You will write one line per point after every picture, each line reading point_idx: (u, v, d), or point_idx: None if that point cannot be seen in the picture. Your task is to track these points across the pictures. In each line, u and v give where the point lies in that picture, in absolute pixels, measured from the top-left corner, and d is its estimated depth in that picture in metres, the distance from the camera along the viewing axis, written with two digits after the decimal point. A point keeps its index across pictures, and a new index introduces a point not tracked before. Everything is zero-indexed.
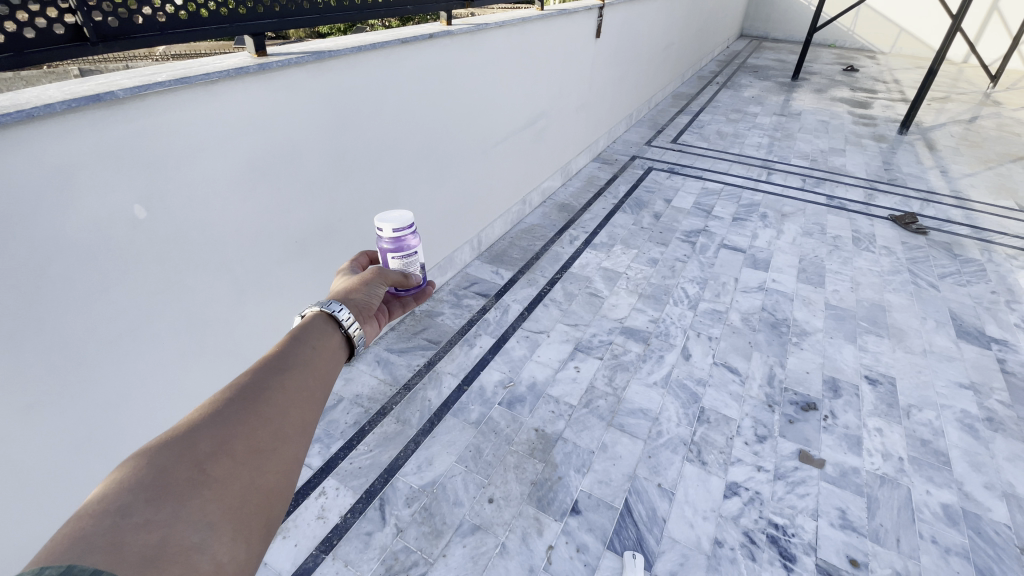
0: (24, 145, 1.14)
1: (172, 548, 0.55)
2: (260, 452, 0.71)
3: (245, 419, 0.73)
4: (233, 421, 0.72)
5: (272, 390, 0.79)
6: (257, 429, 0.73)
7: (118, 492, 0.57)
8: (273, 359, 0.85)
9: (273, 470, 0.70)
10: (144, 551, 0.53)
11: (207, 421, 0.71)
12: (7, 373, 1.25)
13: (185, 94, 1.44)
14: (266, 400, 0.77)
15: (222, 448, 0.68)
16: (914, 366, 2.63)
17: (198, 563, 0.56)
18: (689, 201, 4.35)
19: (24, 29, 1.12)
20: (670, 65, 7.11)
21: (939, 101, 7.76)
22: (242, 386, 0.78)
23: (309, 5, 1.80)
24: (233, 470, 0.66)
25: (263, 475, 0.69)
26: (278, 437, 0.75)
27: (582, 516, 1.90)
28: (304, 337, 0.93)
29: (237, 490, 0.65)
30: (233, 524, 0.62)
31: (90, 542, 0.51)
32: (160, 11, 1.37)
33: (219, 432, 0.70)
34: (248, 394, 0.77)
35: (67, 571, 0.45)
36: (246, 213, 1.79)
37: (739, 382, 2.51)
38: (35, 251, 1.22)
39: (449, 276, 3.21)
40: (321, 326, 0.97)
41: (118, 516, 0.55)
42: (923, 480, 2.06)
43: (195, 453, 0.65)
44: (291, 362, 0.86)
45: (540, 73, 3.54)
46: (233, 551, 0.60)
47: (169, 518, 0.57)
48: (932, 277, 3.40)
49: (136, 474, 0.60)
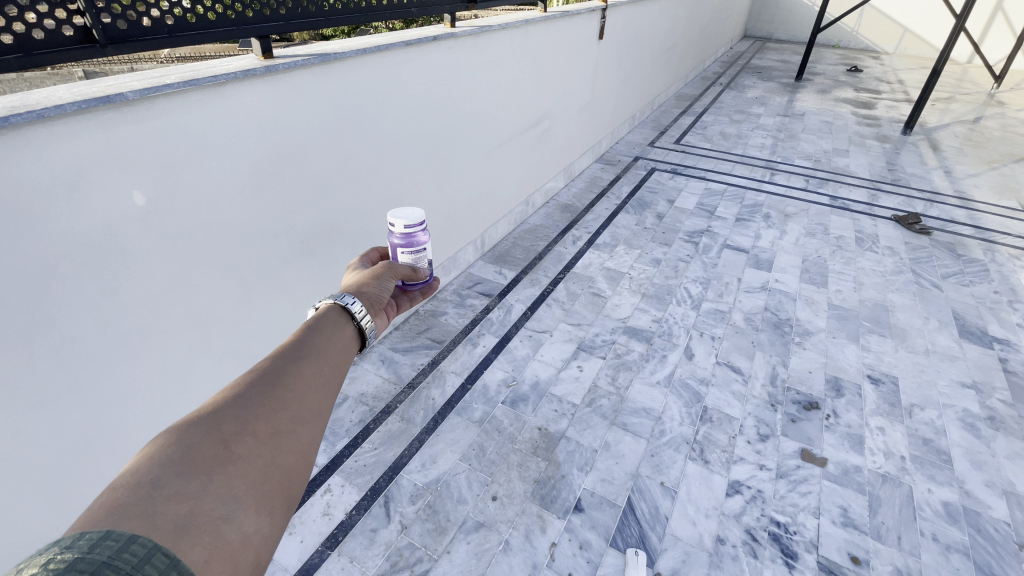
0: (37, 146, 1.17)
1: (201, 518, 0.57)
2: (281, 433, 0.73)
3: (266, 402, 0.76)
4: (255, 404, 0.75)
5: (291, 375, 0.82)
6: (278, 412, 0.75)
7: (150, 466, 0.60)
8: (291, 347, 0.88)
9: (294, 450, 0.73)
10: (176, 519, 0.55)
11: (231, 403, 0.73)
12: (18, 369, 1.28)
13: (194, 95, 1.48)
14: (286, 385, 0.80)
15: (246, 428, 0.70)
16: (917, 366, 2.63)
17: (226, 533, 0.58)
18: (692, 201, 4.36)
19: (34, 31, 1.15)
20: (674, 66, 7.12)
21: (943, 101, 7.74)
22: (262, 372, 0.80)
23: (314, 8, 1.83)
24: (257, 449, 0.69)
25: (285, 455, 0.71)
26: (298, 419, 0.77)
27: (584, 514, 1.91)
28: (321, 327, 0.95)
29: (260, 468, 0.67)
30: (258, 498, 0.64)
31: (126, 510, 0.53)
32: (167, 13, 1.40)
33: (242, 414, 0.72)
34: (269, 379, 0.79)
35: (107, 536, 0.48)
36: (255, 212, 1.82)
37: (741, 381, 2.52)
38: (48, 248, 1.26)
39: (453, 276, 3.23)
40: (336, 317, 0.99)
41: (150, 487, 0.57)
42: (925, 479, 2.07)
43: (221, 433, 0.68)
44: (309, 351, 0.89)
45: (543, 74, 3.56)
46: (257, 524, 0.62)
47: (198, 491, 0.60)
48: (935, 277, 3.40)
49: (166, 450, 0.63)
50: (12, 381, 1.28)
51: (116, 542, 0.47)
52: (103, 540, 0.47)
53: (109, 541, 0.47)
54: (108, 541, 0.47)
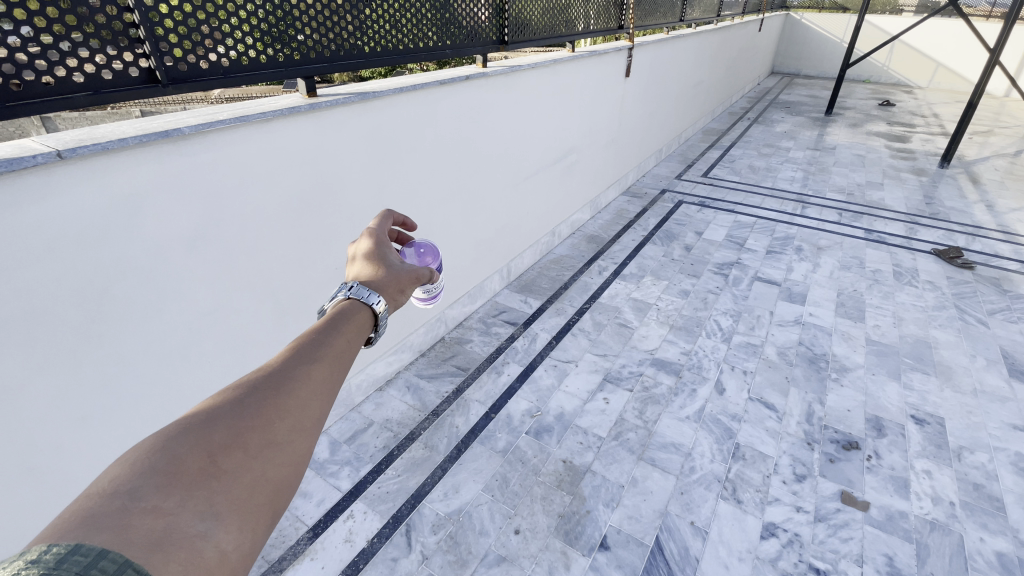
0: (99, 174, 1.26)
1: (175, 536, 0.46)
2: (280, 439, 0.61)
3: (271, 403, 0.64)
4: (253, 409, 0.62)
5: (299, 376, 0.68)
6: (278, 419, 0.63)
7: (125, 477, 0.49)
8: (303, 344, 0.73)
9: (293, 458, 0.61)
10: (147, 535, 0.45)
11: (224, 408, 0.61)
12: (71, 385, 1.36)
13: (242, 132, 1.58)
14: (292, 388, 0.66)
15: (239, 439, 0.59)
16: (964, 407, 2.49)
17: (203, 550, 0.47)
18: (721, 233, 4.33)
19: (103, 71, 1.26)
20: (701, 101, 7.20)
21: (982, 135, 7.57)
22: (266, 372, 0.67)
23: (356, 51, 1.94)
24: (250, 460, 0.58)
25: (281, 468, 0.60)
26: (301, 424, 0.64)
27: (610, 552, 1.84)
28: (339, 325, 0.79)
29: (251, 480, 0.56)
30: (241, 513, 0.53)
31: (95, 523, 0.43)
32: (223, 56, 1.51)
33: (238, 421, 0.60)
34: (272, 381, 0.66)
35: (77, 549, 0.39)
36: (292, 240, 1.90)
37: (775, 418, 2.43)
38: (99, 270, 1.32)
39: (478, 305, 3.27)
40: (358, 316, 0.82)
41: (127, 497, 0.47)
42: (976, 527, 1.93)
43: (210, 441, 0.57)
44: (325, 349, 0.74)
45: (570, 110, 3.65)
46: (242, 542, 0.51)
47: (177, 505, 0.49)
48: (981, 313, 3.25)
49: (144, 458, 0.52)
50: (63, 398, 1.35)
51: (86, 557, 0.39)
52: (69, 555, 0.38)
53: (77, 555, 0.39)
54: (76, 556, 0.38)
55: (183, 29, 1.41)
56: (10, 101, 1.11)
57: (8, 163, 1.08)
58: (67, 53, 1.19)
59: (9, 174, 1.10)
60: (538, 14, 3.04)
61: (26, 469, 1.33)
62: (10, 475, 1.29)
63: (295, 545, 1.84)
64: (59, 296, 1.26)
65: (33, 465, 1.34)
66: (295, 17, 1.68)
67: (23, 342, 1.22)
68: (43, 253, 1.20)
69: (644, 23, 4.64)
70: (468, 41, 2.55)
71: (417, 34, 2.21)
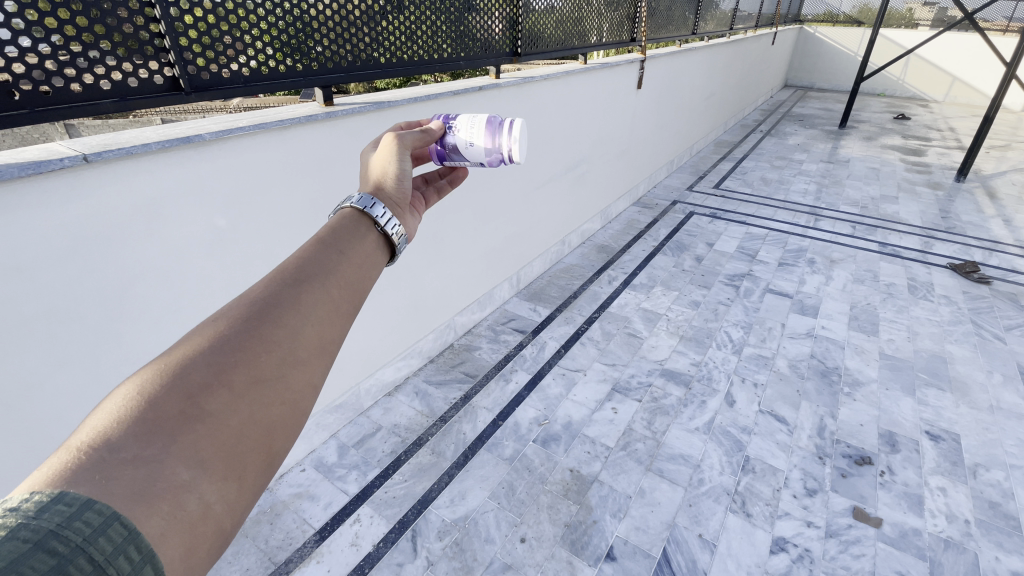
0: (123, 178, 1.30)
1: (159, 486, 0.44)
2: (269, 377, 0.57)
3: (260, 336, 0.59)
4: (238, 342, 0.57)
5: (288, 306, 0.63)
6: (267, 355, 0.58)
7: (103, 426, 0.46)
8: (294, 268, 0.67)
9: (283, 397, 0.57)
10: (129, 488, 0.42)
11: (206, 344, 0.56)
12: (89, 382, 1.39)
13: (259, 138, 1.61)
14: (282, 321, 0.61)
15: (226, 377, 0.54)
16: (980, 423, 2.45)
17: (188, 503, 0.45)
18: (732, 245, 4.31)
19: (128, 79, 1.32)
20: (713, 114, 7.21)
21: (999, 150, 7.48)
22: (253, 300, 0.62)
23: (373, 61, 1.99)
24: (237, 399, 0.53)
25: (273, 412, 0.56)
26: (291, 360, 0.60)
27: (616, 563, 1.83)
28: (333, 250, 0.73)
29: (239, 423, 0.52)
30: (230, 461, 0.50)
31: (72, 476, 0.41)
32: (244, 66, 1.56)
33: (222, 357, 0.55)
34: (262, 310, 0.61)
35: (61, 497, 0.39)
36: (307, 246, 1.94)
37: (786, 431, 2.40)
38: (121, 271, 1.37)
39: (488, 313, 3.28)
40: (362, 231, 0.79)
41: (105, 447, 0.44)
42: (992, 546, 1.89)
43: (192, 380, 0.52)
44: (317, 273, 0.68)
45: (581, 120, 3.67)
46: (229, 493, 0.49)
47: (161, 453, 0.46)
48: (998, 328, 3.20)
49: (123, 402, 0.48)
50: (83, 395, 1.39)
51: (70, 506, 0.38)
52: (52, 506, 0.38)
53: (61, 503, 0.38)
54: (59, 506, 0.38)
55: (208, 39, 1.46)
56: (39, 106, 1.17)
57: (36, 165, 1.12)
58: (95, 61, 1.24)
59: (36, 176, 1.14)
60: (551, 27, 3.09)
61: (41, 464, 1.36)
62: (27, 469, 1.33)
63: (301, 548, 1.85)
64: (80, 294, 1.29)
65: None
66: (314, 29, 1.73)
67: (43, 340, 1.26)
68: (66, 252, 1.24)
69: (657, 37, 4.68)
70: (482, 52, 2.60)
71: (432, 45, 2.26)
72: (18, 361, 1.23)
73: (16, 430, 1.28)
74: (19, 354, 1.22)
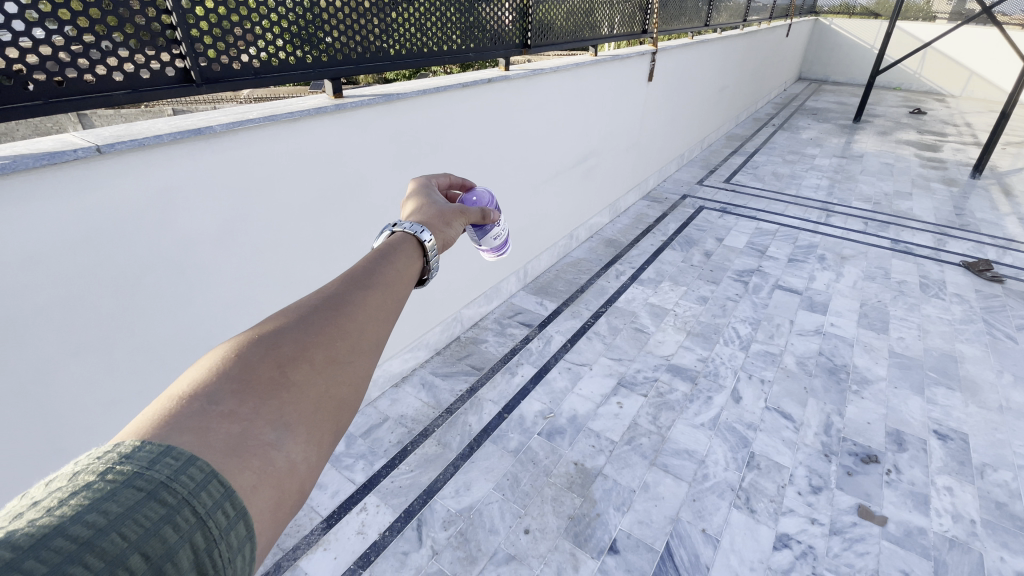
0: (133, 169, 1.31)
1: (250, 442, 0.46)
2: (343, 359, 0.59)
3: (334, 322, 0.62)
4: (316, 325, 0.61)
5: (360, 299, 0.66)
6: (342, 340, 0.61)
7: (203, 383, 0.49)
8: (360, 270, 0.72)
9: (356, 377, 0.59)
10: (225, 440, 0.45)
11: (289, 324, 0.60)
12: (102, 370, 1.42)
13: (271, 130, 1.63)
14: (354, 312, 0.64)
15: (307, 354, 0.57)
16: (989, 423, 2.42)
17: (274, 460, 0.47)
18: (742, 240, 4.28)
19: (141, 71, 1.33)
20: (725, 108, 7.14)
21: (1018, 146, 7.34)
22: (327, 292, 0.66)
23: (382, 53, 1.99)
24: (316, 376, 0.56)
25: (349, 389, 0.57)
26: (363, 348, 0.62)
27: (619, 556, 1.84)
28: (390, 258, 0.77)
29: (317, 396, 0.54)
30: (312, 426, 0.52)
31: (176, 423, 0.44)
32: (254, 58, 1.57)
33: (302, 337, 0.58)
34: (333, 300, 0.64)
35: (169, 450, 0.41)
36: (316, 238, 1.95)
37: (792, 428, 2.39)
38: (135, 260, 1.39)
39: (495, 306, 3.29)
40: (408, 250, 0.82)
41: (204, 401, 0.47)
42: (997, 546, 1.88)
43: (278, 353, 0.55)
44: (377, 276, 0.72)
45: (592, 113, 3.65)
46: (314, 456, 0.50)
47: (252, 412, 0.49)
48: (1010, 328, 3.15)
49: (219, 366, 0.52)
50: (96, 382, 1.42)
51: (177, 461, 0.40)
52: (162, 456, 0.40)
53: (170, 456, 0.40)
54: (168, 459, 0.40)
55: (218, 31, 1.46)
56: (54, 97, 1.18)
57: (49, 156, 1.14)
58: (108, 52, 1.25)
59: (49, 167, 1.16)
60: (561, 19, 3.06)
61: (55, 449, 1.39)
62: (41, 456, 1.36)
63: (309, 535, 1.89)
64: (94, 284, 1.31)
65: (63, 445, 1.41)
66: (323, 20, 1.73)
67: (57, 328, 1.28)
68: (81, 242, 1.26)
69: (668, 28, 4.62)
70: (492, 44, 2.58)
71: (442, 37, 2.25)
72: (35, 349, 1.26)
73: (32, 416, 1.31)
74: (34, 341, 1.25)
